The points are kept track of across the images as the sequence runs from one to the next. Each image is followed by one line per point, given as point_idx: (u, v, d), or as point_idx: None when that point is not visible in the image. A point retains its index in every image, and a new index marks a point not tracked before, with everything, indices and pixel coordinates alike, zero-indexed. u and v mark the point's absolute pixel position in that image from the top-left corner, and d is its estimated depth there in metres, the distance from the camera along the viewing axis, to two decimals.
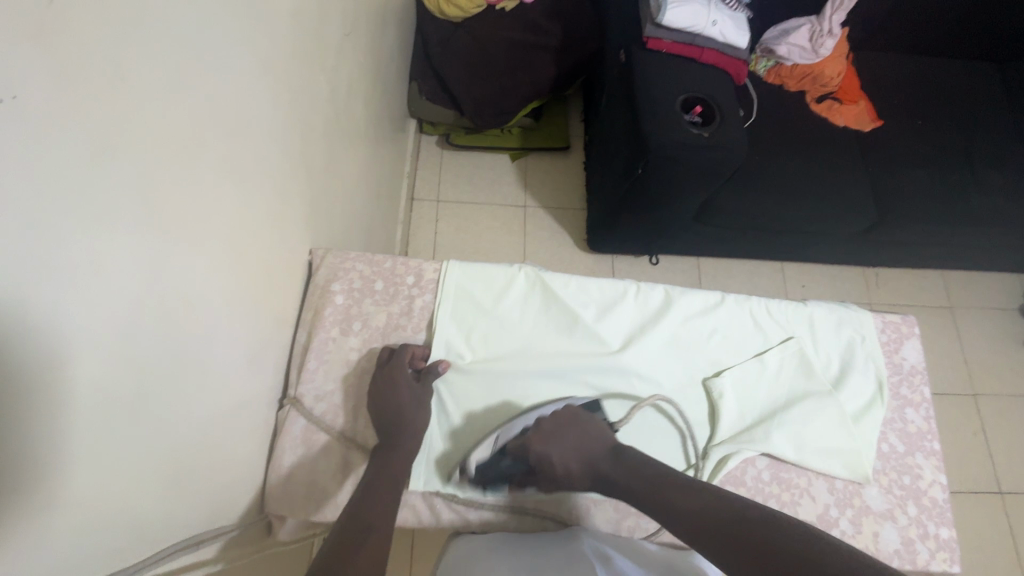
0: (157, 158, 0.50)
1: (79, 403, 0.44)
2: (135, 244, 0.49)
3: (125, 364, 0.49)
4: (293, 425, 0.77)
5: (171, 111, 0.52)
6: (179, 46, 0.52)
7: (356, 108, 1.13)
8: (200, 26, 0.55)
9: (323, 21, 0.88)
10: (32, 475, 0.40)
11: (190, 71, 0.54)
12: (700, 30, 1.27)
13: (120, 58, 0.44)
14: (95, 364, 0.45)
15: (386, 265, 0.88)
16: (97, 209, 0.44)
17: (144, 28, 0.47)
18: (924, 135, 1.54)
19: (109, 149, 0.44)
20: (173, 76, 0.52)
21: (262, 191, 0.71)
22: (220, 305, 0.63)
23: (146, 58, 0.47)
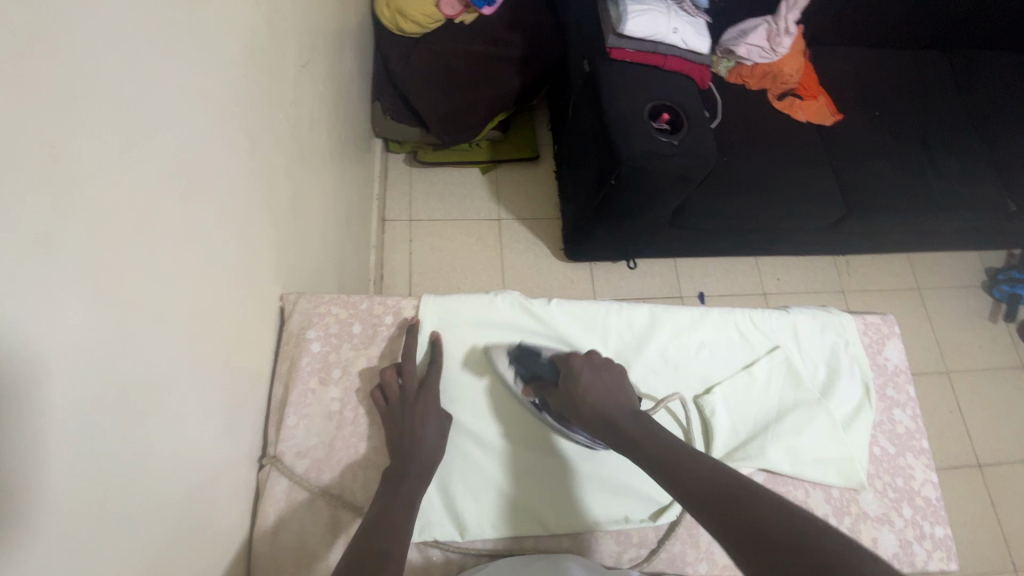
0: (103, 236, 0.46)
1: (35, 527, 0.39)
2: (81, 336, 0.44)
3: (84, 468, 0.44)
4: (274, 487, 0.72)
5: (115, 181, 0.47)
6: (118, 111, 0.48)
7: (319, 138, 1.09)
8: (143, 82, 0.51)
9: (278, 56, 0.84)
10: None
11: (134, 135, 0.50)
12: (662, 38, 1.26)
13: (49, 136, 0.40)
14: (48, 480, 0.41)
15: (362, 306, 0.85)
16: (33, 309, 0.39)
17: (76, 97, 0.43)
18: (883, 126, 1.58)
19: (43, 240, 0.40)
20: (115, 144, 0.47)
21: (226, 244, 0.67)
22: (189, 375, 0.59)
23: (81, 128, 0.43)
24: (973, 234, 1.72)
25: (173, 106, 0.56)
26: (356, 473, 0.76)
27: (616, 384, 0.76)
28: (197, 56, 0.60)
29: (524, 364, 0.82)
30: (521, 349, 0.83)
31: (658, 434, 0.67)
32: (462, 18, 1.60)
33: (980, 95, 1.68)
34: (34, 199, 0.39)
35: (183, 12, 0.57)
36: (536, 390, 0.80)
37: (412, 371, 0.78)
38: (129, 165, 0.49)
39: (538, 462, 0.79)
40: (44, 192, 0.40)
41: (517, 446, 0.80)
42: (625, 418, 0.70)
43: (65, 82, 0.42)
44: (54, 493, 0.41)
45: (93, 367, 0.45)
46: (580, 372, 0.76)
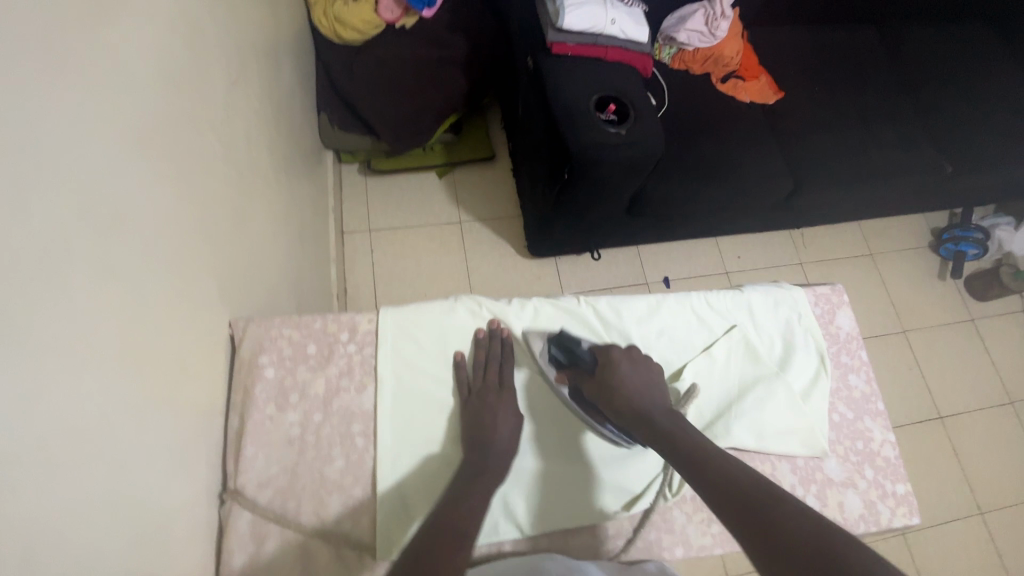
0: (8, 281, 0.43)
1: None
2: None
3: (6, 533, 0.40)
4: (238, 521, 0.69)
5: (13, 223, 0.44)
6: (9, 147, 0.44)
7: (260, 155, 1.05)
8: (44, 115, 0.48)
9: (203, 75, 0.81)
10: None
11: (35, 170, 0.46)
12: (601, 30, 1.27)
13: None
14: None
15: (315, 326, 0.82)
16: None
17: None
18: (824, 101, 1.63)
19: None
20: (14, 184, 0.44)
21: (161, 274, 0.63)
22: (130, 417, 0.55)
23: None
24: (917, 198, 1.79)
25: (83, 137, 0.52)
26: (324, 497, 0.74)
27: (648, 380, 0.76)
28: (107, 81, 0.57)
29: (562, 348, 0.82)
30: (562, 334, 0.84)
31: (682, 423, 0.70)
32: (403, 22, 1.57)
33: (910, 63, 1.74)
34: None
35: (83, 35, 0.54)
36: (571, 376, 0.81)
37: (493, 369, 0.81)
38: (35, 205, 0.46)
39: (555, 444, 0.81)
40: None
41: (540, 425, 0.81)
42: (654, 409, 0.73)
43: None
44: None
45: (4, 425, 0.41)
46: (619, 365, 0.77)
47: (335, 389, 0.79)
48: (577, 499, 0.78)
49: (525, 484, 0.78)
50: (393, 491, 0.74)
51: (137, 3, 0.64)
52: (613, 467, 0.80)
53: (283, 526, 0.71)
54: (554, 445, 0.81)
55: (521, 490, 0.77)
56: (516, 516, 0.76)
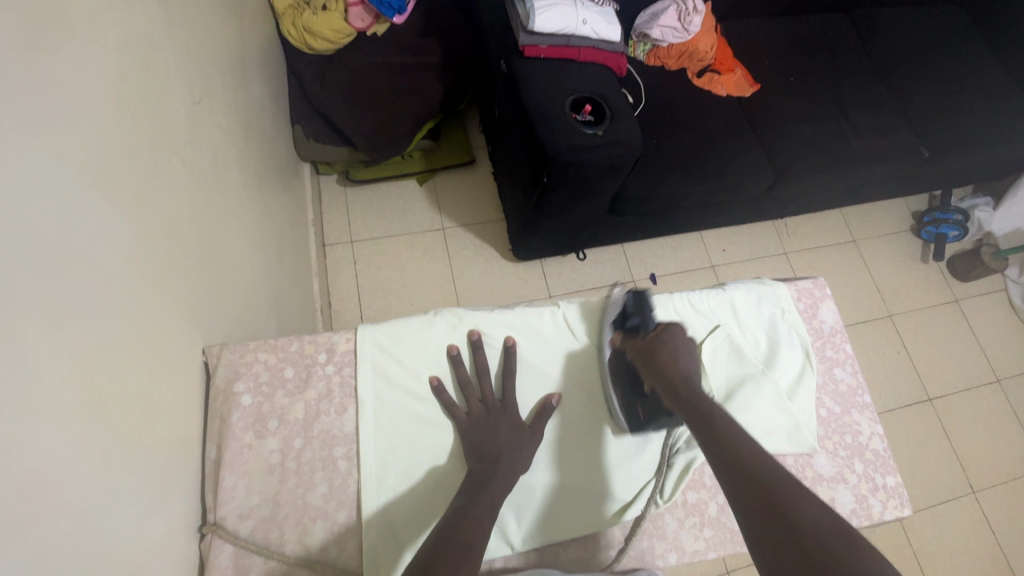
0: None
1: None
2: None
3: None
4: (218, 556, 0.67)
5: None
6: None
7: (230, 174, 1.03)
8: None
9: (163, 96, 0.79)
10: None
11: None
12: (573, 30, 1.26)
13: None
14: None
15: (292, 348, 0.80)
16: None
17: None
18: (800, 91, 1.63)
19: None
20: None
21: (123, 306, 0.61)
22: (95, 460, 0.53)
23: None
24: (896, 183, 1.80)
25: (28, 171, 0.50)
26: (308, 525, 0.71)
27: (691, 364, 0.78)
28: (51, 111, 0.54)
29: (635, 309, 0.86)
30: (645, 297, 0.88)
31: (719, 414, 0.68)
32: (374, 29, 1.55)
33: (882, 50, 1.75)
34: None
35: (23, 64, 0.51)
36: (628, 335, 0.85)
37: (489, 387, 0.81)
38: None
39: (560, 460, 0.80)
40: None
41: (560, 422, 0.83)
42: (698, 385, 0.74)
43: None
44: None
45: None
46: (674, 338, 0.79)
47: (314, 413, 0.77)
48: (569, 511, 0.77)
49: (531, 502, 0.77)
50: (382, 516, 0.73)
51: (86, 28, 0.62)
52: (602, 476, 0.80)
53: (265, 558, 0.69)
54: (561, 457, 0.80)
55: (525, 509, 0.76)
56: (508, 531, 0.74)
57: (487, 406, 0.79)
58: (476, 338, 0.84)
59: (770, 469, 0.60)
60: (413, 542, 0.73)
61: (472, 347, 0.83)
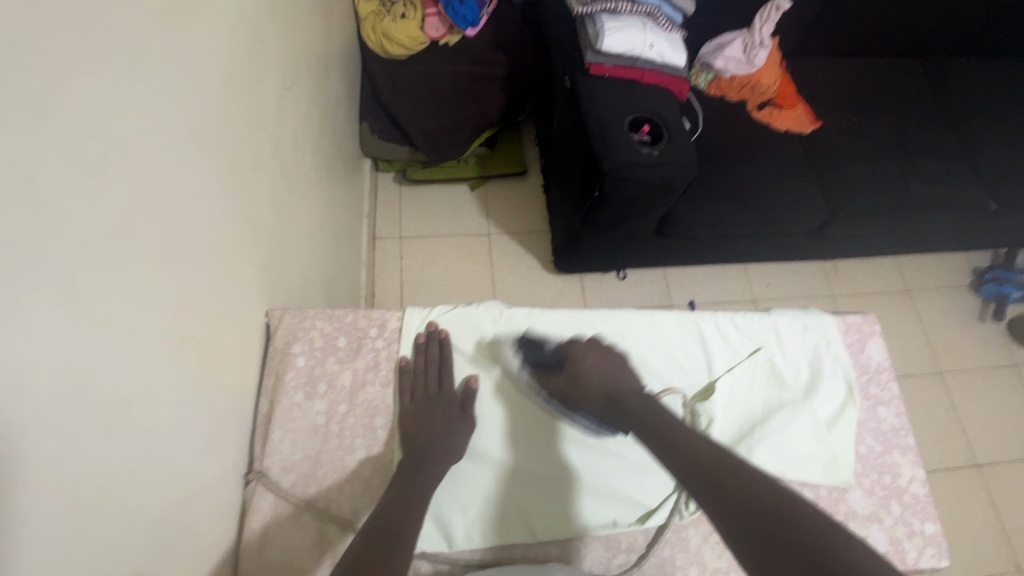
0: (79, 249, 0.46)
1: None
2: (40, 349, 0.42)
3: (48, 487, 0.42)
4: (260, 502, 0.71)
5: (81, 197, 0.47)
6: (95, 131, 0.49)
7: (304, 158, 1.11)
8: (123, 101, 0.52)
9: (259, 77, 0.87)
10: None
11: (102, 149, 0.49)
12: (639, 53, 1.30)
13: (29, 157, 0.42)
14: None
15: (347, 319, 0.85)
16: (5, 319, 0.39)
17: (52, 117, 0.44)
18: (862, 132, 1.61)
19: (24, 253, 0.41)
20: (94, 164, 0.48)
21: (207, 258, 0.67)
22: (168, 389, 0.58)
23: (57, 148, 0.44)
24: (957, 234, 1.74)
25: (152, 125, 0.57)
26: (345, 486, 0.75)
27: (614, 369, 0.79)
28: (174, 77, 0.61)
29: (530, 353, 0.84)
30: (528, 339, 0.85)
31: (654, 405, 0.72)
32: (446, 40, 1.64)
33: (953, 98, 1.72)
34: (11, 216, 0.40)
35: (160, 34, 0.59)
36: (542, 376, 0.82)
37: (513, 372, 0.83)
38: (106, 184, 0.50)
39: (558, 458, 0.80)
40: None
41: (513, 414, 0.82)
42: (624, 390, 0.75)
43: (14, 91, 0.40)
44: (6, 512, 0.39)
45: (54, 382, 0.43)
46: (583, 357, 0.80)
47: (361, 384, 0.82)
48: (588, 509, 0.78)
49: (532, 491, 0.78)
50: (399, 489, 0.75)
51: (208, 10, 0.70)
52: (620, 479, 0.80)
53: (302, 510, 0.72)
54: (525, 446, 0.81)
55: (543, 499, 0.78)
56: (529, 520, 0.76)
57: (434, 392, 0.80)
58: (437, 331, 0.85)
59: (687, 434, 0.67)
60: (442, 517, 0.75)
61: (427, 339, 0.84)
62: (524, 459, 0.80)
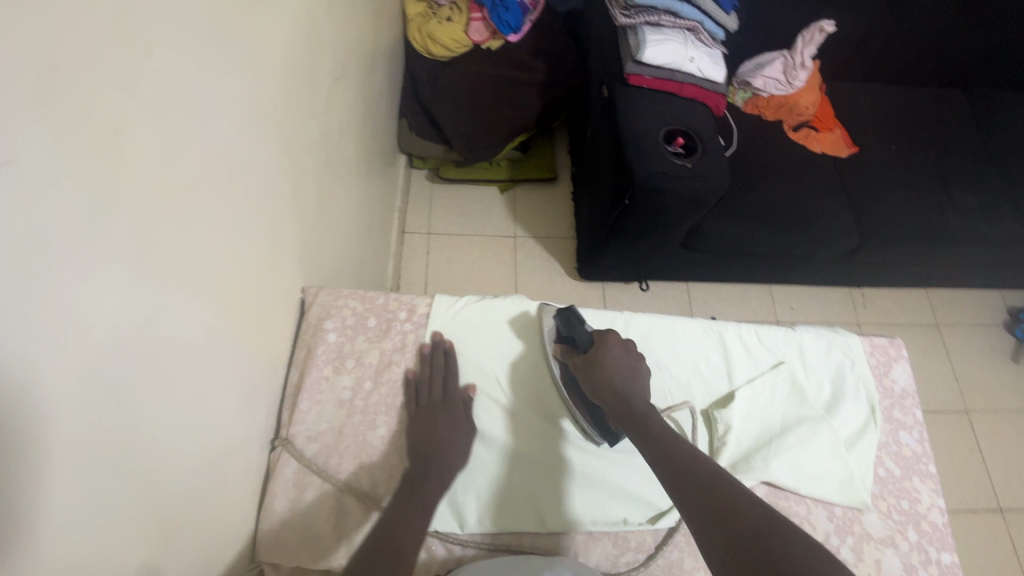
0: (155, 204, 0.50)
1: (31, 479, 0.38)
2: (110, 289, 0.45)
3: (101, 422, 0.45)
4: (285, 467, 0.74)
5: (161, 155, 0.50)
6: (179, 96, 0.52)
7: (347, 147, 1.15)
8: (204, 72, 0.56)
9: (315, 66, 0.91)
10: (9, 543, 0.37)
11: (182, 114, 0.53)
12: (679, 66, 1.31)
13: (124, 114, 0.45)
14: (56, 432, 0.40)
15: (378, 301, 0.89)
16: (83, 257, 0.42)
17: (147, 79, 0.48)
18: (900, 160, 1.59)
19: (109, 199, 0.44)
20: (175, 127, 0.52)
21: (257, 229, 0.70)
22: (213, 346, 0.61)
23: (147, 109, 0.48)
24: (993, 271, 1.70)
25: (225, 97, 0.61)
26: (365, 460, 0.77)
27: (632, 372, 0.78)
28: (246, 56, 0.65)
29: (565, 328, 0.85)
30: (568, 316, 0.86)
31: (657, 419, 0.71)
32: (489, 44, 1.68)
33: (998, 133, 1.68)
34: (101, 164, 0.43)
35: (238, 14, 0.63)
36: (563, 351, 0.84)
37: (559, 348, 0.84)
38: (184, 146, 0.53)
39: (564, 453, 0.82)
40: (81, 150, 0.41)
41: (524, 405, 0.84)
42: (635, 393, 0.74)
43: (119, 50, 0.44)
44: (65, 438, 0.41)
45: (117, 322, 0.46)
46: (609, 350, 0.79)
47: (386, 363, 0.84)
48: (599, 506, 0.79)
49: (543, 482, 0.80)
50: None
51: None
52: (631, 478, 0.81)
53: (323, 479, 0.75)
54: (529, 439, 0.82)
55: (556, 490, 0.79)
56: (540, 509, 0.77)
57: (435, 399, 0.80)
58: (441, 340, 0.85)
59: (690, 452, 0.64)
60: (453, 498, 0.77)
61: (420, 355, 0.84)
62: (537, 451, 0.81)
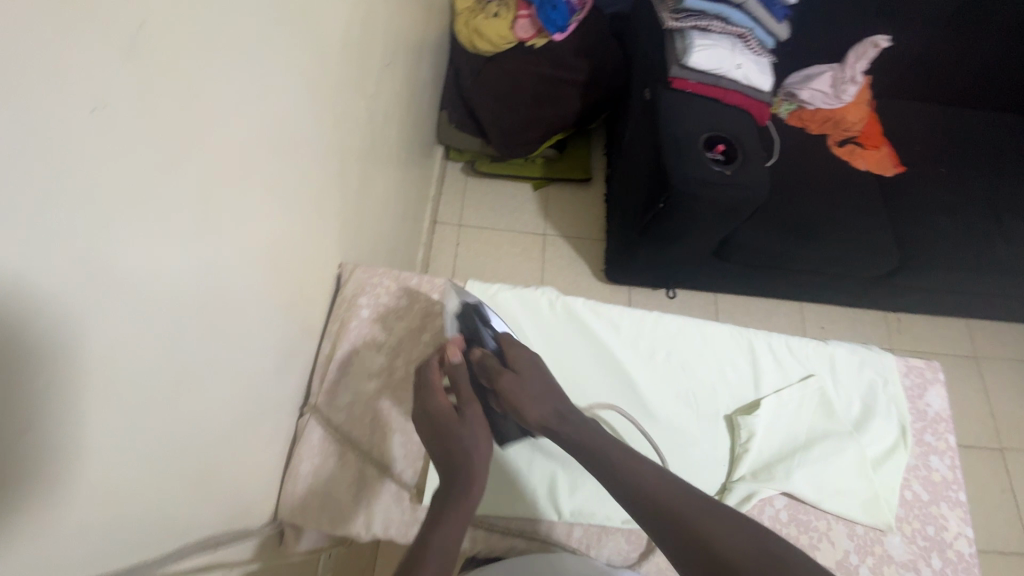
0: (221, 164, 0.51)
1: (95, 415, 0.40)
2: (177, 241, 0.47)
3: (164, 367, 0.47)
4: (311, 434, 0.77)
5: (231, 118, 0.52)
6: (252, 64, 0.54)
7: (390, 133, 1.18)
8: (274, 43, 0.58)
9: (368, 50, 0.94)
10: (71, 473, 0.39)
11: (252, 82, 0.55)
12: (724, 72, 1.31)
13: (205, 75, 0.47)
14: (119, 373, 0.42)
15: (411, 282, 0.90)
16: (158, 208, 0.43)
17: (227, 43, 0.49)
18: (950, 183, 1.54)
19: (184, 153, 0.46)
20: (245, 93, 0.54)
21: (304, 201, 0.73)
22: (257, 309, 0.63)
23: (225, 72, 0.50)
24: None
25: (289, 70, 0.63)
26: (388, 435, 0.79)
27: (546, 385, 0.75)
28: (310, 33, 0.68)
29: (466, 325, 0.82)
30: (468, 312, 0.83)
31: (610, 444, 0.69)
32: (534, 42, 1.68)
33: None
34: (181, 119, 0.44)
35: None
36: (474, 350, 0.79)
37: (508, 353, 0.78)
38: (250, 113, 0.56)
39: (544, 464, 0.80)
40: (166, 102, 0.42)
41: None
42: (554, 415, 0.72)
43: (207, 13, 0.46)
44: (127, 380, 0.43)
45: (181, 273, 0.48)
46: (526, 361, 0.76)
47: (415, 343, 0.86)
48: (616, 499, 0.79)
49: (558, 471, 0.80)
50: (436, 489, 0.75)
51: None
52: None
53: (347, 449, 0.77)
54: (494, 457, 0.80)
55: (574, 480, 0.79)
56: (556, 497, 0.78)
57: (448, 413, 0.71)
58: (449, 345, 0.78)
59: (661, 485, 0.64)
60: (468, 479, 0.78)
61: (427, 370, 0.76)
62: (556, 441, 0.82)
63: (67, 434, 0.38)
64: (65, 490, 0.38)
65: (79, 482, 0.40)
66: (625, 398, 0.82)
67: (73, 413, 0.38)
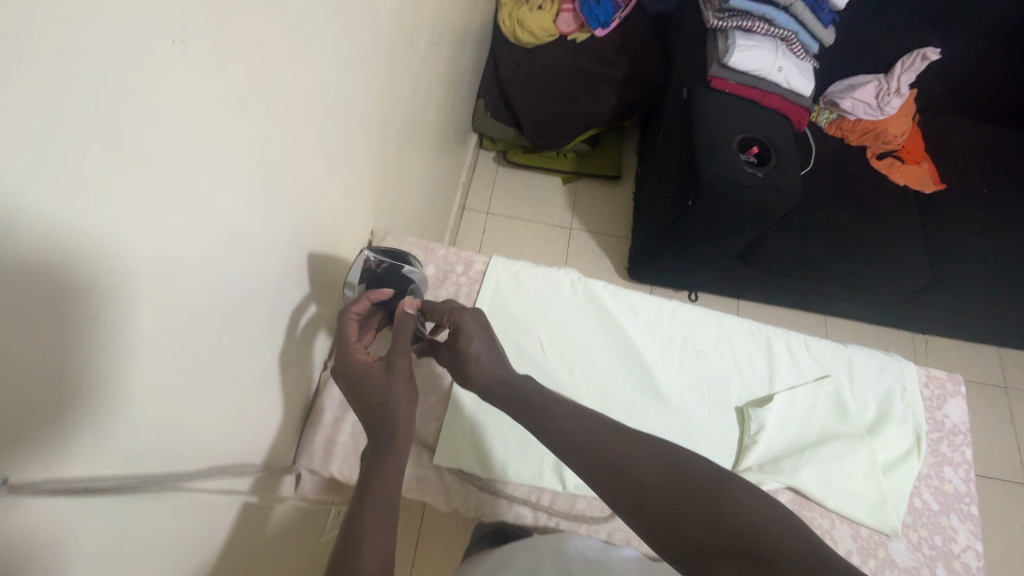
0: (277, 113, 0.55)
1: (153, 327, 0.44)
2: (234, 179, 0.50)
3: (214, 295, 0.51)
4: (333, 387, 0.81)
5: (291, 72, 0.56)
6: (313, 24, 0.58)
7: (429, 113, 1.21)
8: (334, 8, 0.62)
9: (417, 28, 0.97)
10: (130, 376, 0.42)
11: (313, 42, 0.59)
12: (766, 74, 1.30)
13: (273, 29, 0.51)
14: (176, 291, 0.45)
15: (439, 253, 0.93)
16: (222, 145, 0.47)
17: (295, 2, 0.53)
18: (994, 204, 1.49)
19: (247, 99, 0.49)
20: (306, 51, 0.58)
21: (346, 163, 0.76)
22: (295, 259, 0.67)
23: (290, 29, 0.53)
24: None
25: (345, 36, 0.67)
26: None
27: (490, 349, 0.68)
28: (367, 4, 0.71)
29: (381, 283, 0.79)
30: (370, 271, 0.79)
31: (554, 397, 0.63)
32: (575, 36, 1.70)
33: None
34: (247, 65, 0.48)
35: None
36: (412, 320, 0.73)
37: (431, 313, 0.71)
38: (308, 71, 0.59)
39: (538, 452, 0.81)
40: (238, 47, 0.46)
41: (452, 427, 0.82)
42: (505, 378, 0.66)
43: None
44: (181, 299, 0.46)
45: (235, 210, 0.51)
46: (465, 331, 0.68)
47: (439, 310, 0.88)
48: None
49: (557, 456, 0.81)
50: (453, 462, 0.80)
51: None
52: None
53: None
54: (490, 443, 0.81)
55: None
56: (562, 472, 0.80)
57: (371, 365, 0.63)
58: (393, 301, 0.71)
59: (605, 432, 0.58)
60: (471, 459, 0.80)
61: (340, 317, 0.69)
62: None
63: (130, 337, 0.41)
64: (125, 390, 0.42)
65: (136, 385, 0.43)
66: (635, 381, 0.83)
67: (136, 320, 0.41)
